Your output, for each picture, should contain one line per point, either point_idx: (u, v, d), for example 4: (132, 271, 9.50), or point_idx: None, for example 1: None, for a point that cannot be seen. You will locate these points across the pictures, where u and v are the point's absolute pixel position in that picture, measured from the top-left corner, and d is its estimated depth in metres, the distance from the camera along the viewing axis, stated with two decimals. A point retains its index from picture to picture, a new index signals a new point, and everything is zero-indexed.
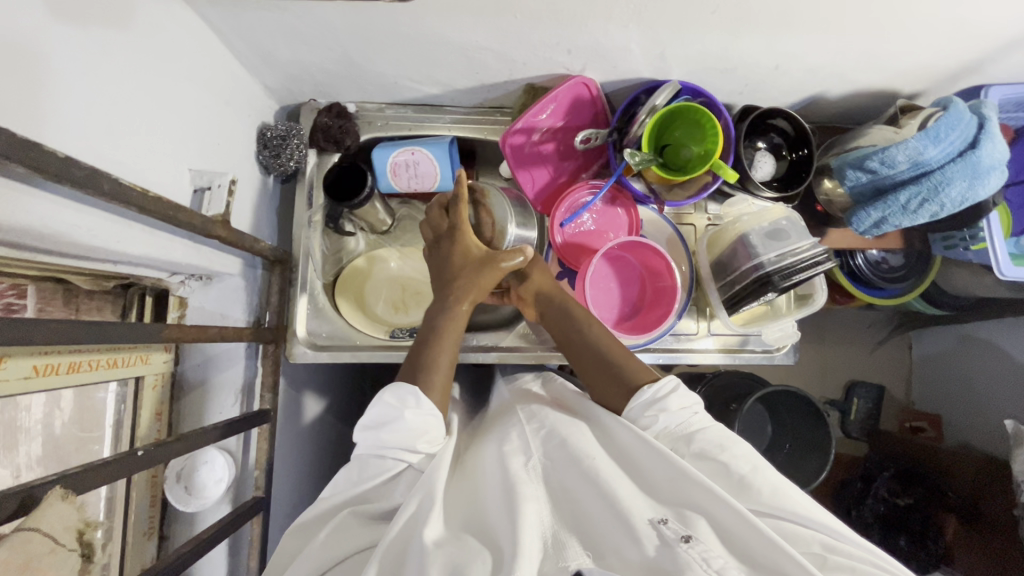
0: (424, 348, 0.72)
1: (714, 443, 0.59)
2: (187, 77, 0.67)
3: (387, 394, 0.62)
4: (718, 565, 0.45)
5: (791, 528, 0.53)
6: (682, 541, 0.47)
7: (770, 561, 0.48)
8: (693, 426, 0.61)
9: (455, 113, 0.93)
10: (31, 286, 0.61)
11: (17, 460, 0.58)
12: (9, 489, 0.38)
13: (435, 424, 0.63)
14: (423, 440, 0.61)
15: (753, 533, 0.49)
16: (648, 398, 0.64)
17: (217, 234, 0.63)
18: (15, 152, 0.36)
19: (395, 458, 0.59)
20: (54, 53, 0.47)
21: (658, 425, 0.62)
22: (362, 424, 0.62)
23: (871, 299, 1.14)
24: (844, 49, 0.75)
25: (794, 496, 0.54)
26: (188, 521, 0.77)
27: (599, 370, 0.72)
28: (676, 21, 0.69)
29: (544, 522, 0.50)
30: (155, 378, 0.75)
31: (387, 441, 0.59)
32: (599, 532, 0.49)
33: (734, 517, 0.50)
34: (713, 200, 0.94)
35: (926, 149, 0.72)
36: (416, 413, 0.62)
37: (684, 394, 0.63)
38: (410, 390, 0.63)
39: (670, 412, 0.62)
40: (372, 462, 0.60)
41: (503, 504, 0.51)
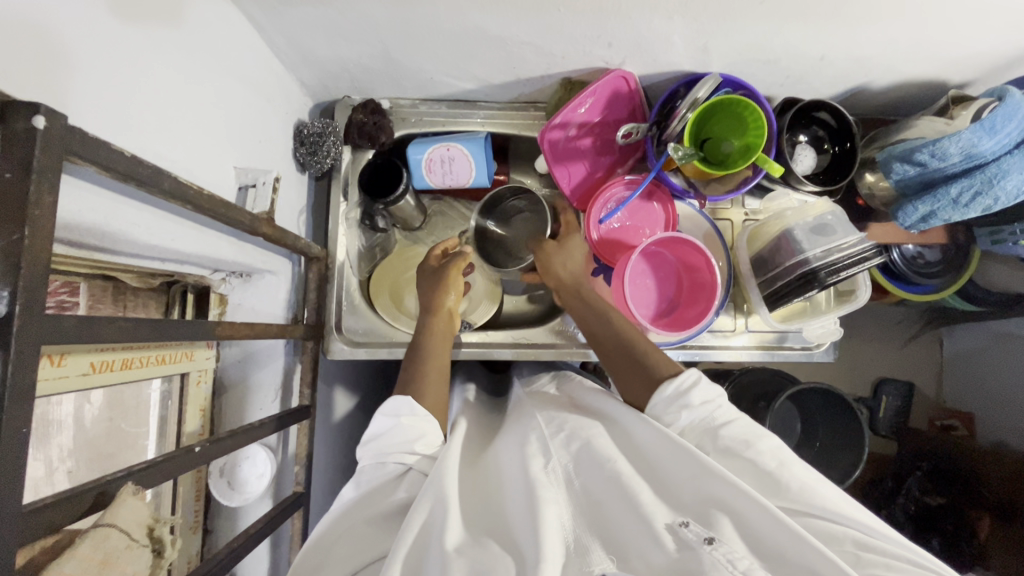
0: (412, 366, 0.73)
1: (734, 439, 0.57)
2: (231, 74, 0.67)
3: (383, 408, 0.64)
4: (746, 566, 0.43)
5: (823, 526, 0.50)
6: (705, 544, 0.45)
7: (798, 558, 0.45)
8: (718, 420, 0.59)
9: (488, 108, 0.93)
10: (82, 283, 0.62)
11: (49, 452, 0.57)
12: (86, 484, 0.38)
13: (432, 428, 0.63)
14: (422, 443, 0.61)
15: (783, 534, 0.46)
16: (670, 394, 0.62)
17: (263, 231, 0.63)
18: (91, 152, 0.37)
19: (397, 462, 0.59)
20: (113, 54, 0.47)
21: (680, 422, 0.61)
22: (363, 440, 0.62)
23: (906, 295, 1.12)
24: (895, 39, 0.73)
25: (823, 491, 0.52)
26: (232, 516, 0.78)
27: (623, 357, 0.71)
28: (723, 12, 0.68)
29: (565, 526, 0.48)
30: (199, 374, 0.76)
31: (384, 448, 0.59)
32: (620, 537, 0.47)
33: (760, 513, 0.47)
34: (751, 195, 0.93)
35: (981, 141, 0.70)
36: (411, 421, 0.62)
37: (706, 387, 0.61)
38: (405, 401, 0.65)
39: (692, 407, 0.60)
40: (373, 469, 0.59)
41: (524, 505, 0.49)
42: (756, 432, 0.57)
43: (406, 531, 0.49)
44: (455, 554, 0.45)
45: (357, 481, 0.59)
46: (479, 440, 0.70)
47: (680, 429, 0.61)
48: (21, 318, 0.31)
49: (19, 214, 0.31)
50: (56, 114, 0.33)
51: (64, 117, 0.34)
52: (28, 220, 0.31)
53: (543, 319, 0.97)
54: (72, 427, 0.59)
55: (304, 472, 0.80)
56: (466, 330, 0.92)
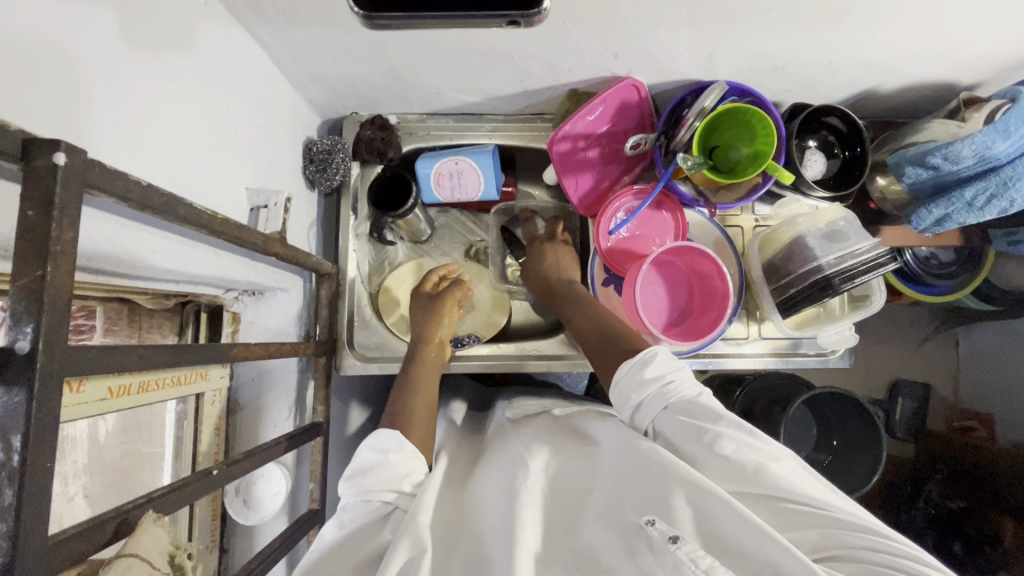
0: (401, 398, 0.72)
1: (687, 417, 0.55)
2: (241, 96, 0.68)
3: (369, 443, 0.62)
4: (708, 565, 0.44)
5: (783, 509, 0.50)
6: (671, 542, 0.45)
7: (757, 550, 0.44)
8: (675, 395, 0.58)
9: (495, 121, 0.93)
10: (98, 307, 0.63)
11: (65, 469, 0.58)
12: (106, 514, 0.38)
13: (419, 466, 0.62)
14: (410, 482, 0.59)
15: (742, 524, 0.46)
16: (632, 367, 0.61)
17: (275, 251, 0.64)
18: (109, 183, 0.37)
19: (383, 500, 0.56)
20: (127, 82, 0.48)
21: (640, 397, 0.59)
22: (345, 475, 0.59)
23: (920, 297, 1.10)
24: (904, 42, 0.72)
25: (785, 474, 0.50)
26: (248, 535, 0.78)
27: (603, 347, 0.71)
28: (730, 20, 0.68)
29: (536, 547, 0.49)
30: (214, 394, 0.77)
31: (370, 484, 0.57)
32: (593, 548, 0.48)
33: (717, 503, 0.47)
34: (761, 201, 0.93)
35: (995, 143, 0.69)
36: (399, 457, 0.60)
37: (663, 362, 0.60)
38: (390, 436, 0.62)
39: (649, 383, 0.59)
40: (358, 508, 0.56)
41: (503, 526, 0.50)
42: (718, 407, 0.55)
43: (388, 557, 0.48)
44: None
45: (340, 519, 0.56)
46: (463, 460, 0.69)
47: (639, 404, 0.60)
48: (44, 355, 0.31)
49: (42, 251, 0.31)
50: (76, 149, 0.33)
51: (83, 152, 0.34)
52: (50, 256, 0.31)
53: (553, 330, 0.97)
54: (87, 446, 0.60)
55: (319, 489, 0.80)
56: (475, 342, 0.92)
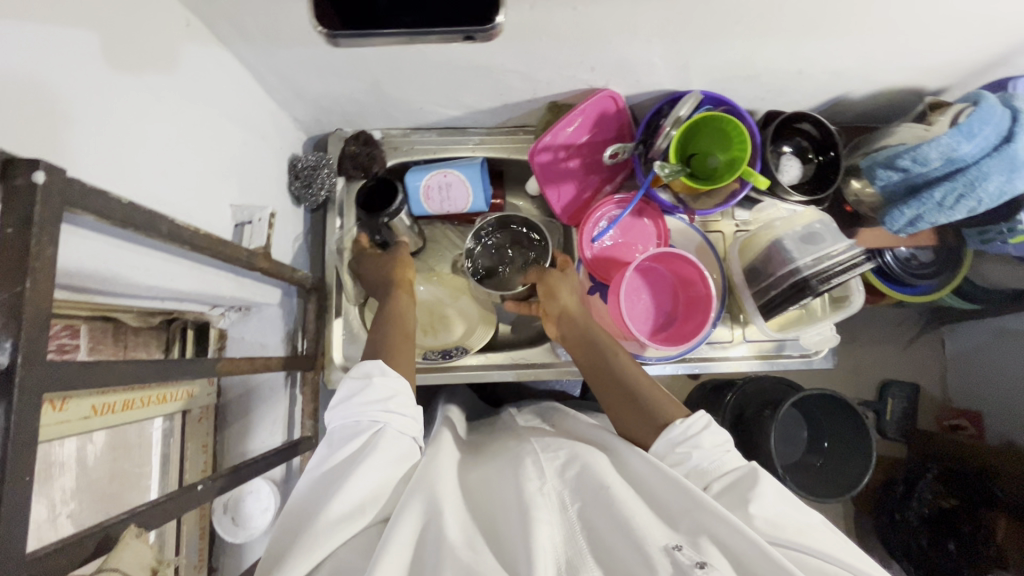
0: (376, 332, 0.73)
1: (735, 492, 0.56)
2: (225, 115, 0.69)
3: (353, 371, 0.63)
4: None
5: (816, 564, 0.50)
6: (697, 568, 0.45)
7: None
8: (727, 465, 0.59)
9: (478, 134, 0.95)
10: (83, 325, 0.63)
11: (53, 494, 0.58)
12: (87, 530, 0.38)
13: (404, 391, 0.63)
14: (396, 402, 0.61)
15: (771, 565, 0.46)
16: (676, 436, 0.61)
17: (260, 266, 0.65)
18: (90, 202, 0.38)
19: (372, 419, 0.59)
20: (110, 100, 0.49)
21: (688, 462, 0.59)
22: (331, 405, 0.62)
23: (902, 297, 1.12)
24: (869, 50, 0.75)
25: (826, 545, 0.51)
26: (236, 552, 0.78)
27: (624, 403, 0.69)
28: (701, 32, 0.70)
29: (559, 546, 0.48)
30: (201, 411, 0.76)
31: (360, 407, 0.60)
32: (614, 553, 0.47)
33: (745, 542, 0.47)
34: (740, 207, 0.95)
35: (960, 145, 0.71)
36: (383, 381, 0.62)
37: (716, 431, 0.61)
38: (373, 363, 0.63)
39: (703, 449, 0.60)
40: (347, 429, 0.59)
41: (516, 519, 0.50)
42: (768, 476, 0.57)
43: (393, 533, 0.49)
44: (448, 555, 0.46)
45: (329, 441, 0.59)
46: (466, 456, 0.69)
47: (686, 471, 0.60)
48: (23, 369, 0.32)
49: (20, 266, 0.32)
50: (55, 168, 0.34)
51: (63, 171, 0.35)
52: (29, 271, 0.32)
53: (541, 339, 0.97)
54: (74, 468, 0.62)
55: None
56: (463, 355, 0.92)
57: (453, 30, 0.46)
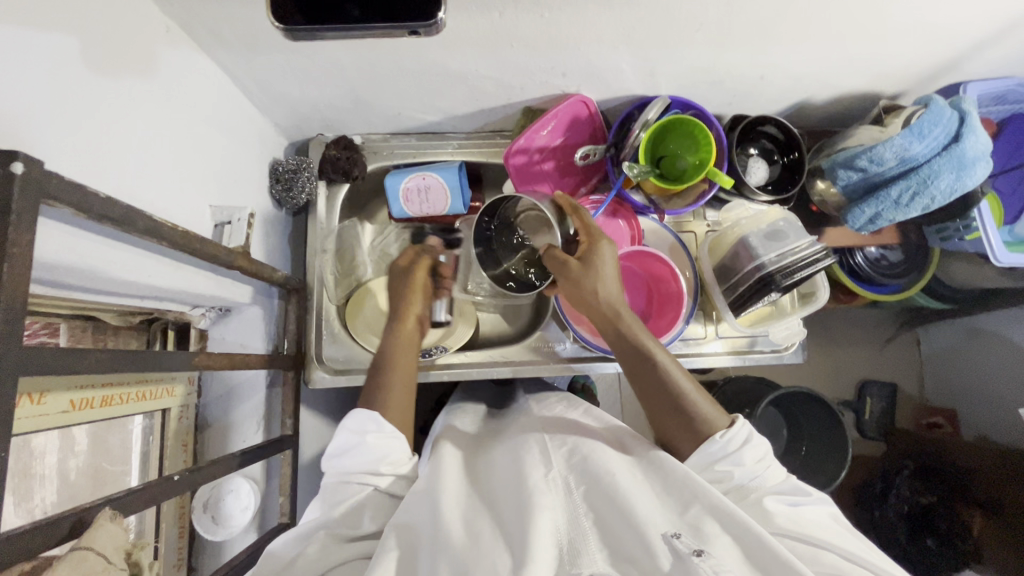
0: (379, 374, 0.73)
1: (762, 495, 0.59)
2: (205, 119, 0.71)
3: (349, 421, 0.64)
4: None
5: (830, 560, 0.52)
6: (694, 555, 0.45)
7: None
8: (767, 481, 0.60)
9: (456, 139, 0.98)
10: (62, 324, 0.64)
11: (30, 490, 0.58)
12: (62, 512, 0.39)
13: (400, 447, 0.64)
14: (387, 463, 0.62)
15: (771, 555, 0.47)
16: (717, 451, 0.60)
17: (240, 264, 0.66)
18: (68, 195, 0.40)
19: (361, 483, 0.61)
20: (90, 101, 0.50)
21: (730, 479, 0.60)
22: (328, 454, 0.64)
23: (875, 297, 1.15)
24: (824, 56, 0.79)
25: (844, 543, 0.55)
26: (216, 551, 0.78)
27: (667, 410, 0.64)
28: (664, 40, 0.73)
29: (561, 529, 0.49)
30: (181, 409, 0.77)
31: (352, 467, 0.61)
32: (616, 539, 0.48)
33: (747, 533, 0.48)
34: (710, 207, 0.98)
35: (912, 145, 0.75)
36: (377, 439, 0.63)
37: (756, 446, 0.61)
38: (370, 416, 0.64)
39: (744, 467, 0.60)
40: (338, 488, 0.61)
41: (517, 505, 0.51)
42: (799, 493, 0.59)
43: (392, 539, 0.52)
44: (443, 552, 0.48)
45: (325, 494, 0.61)
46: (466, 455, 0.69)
47: (727, 489, 0.60)
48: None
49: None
50: (33, 160, 0.36)
51: (41, 164, 0.36)
52: (6, 256, 0.34)
53: (521, 336, 0.98)
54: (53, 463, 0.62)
55: (289, 502, 0.80)
56: (443, 354, 0.92)
57: (401, 25, 0.49)
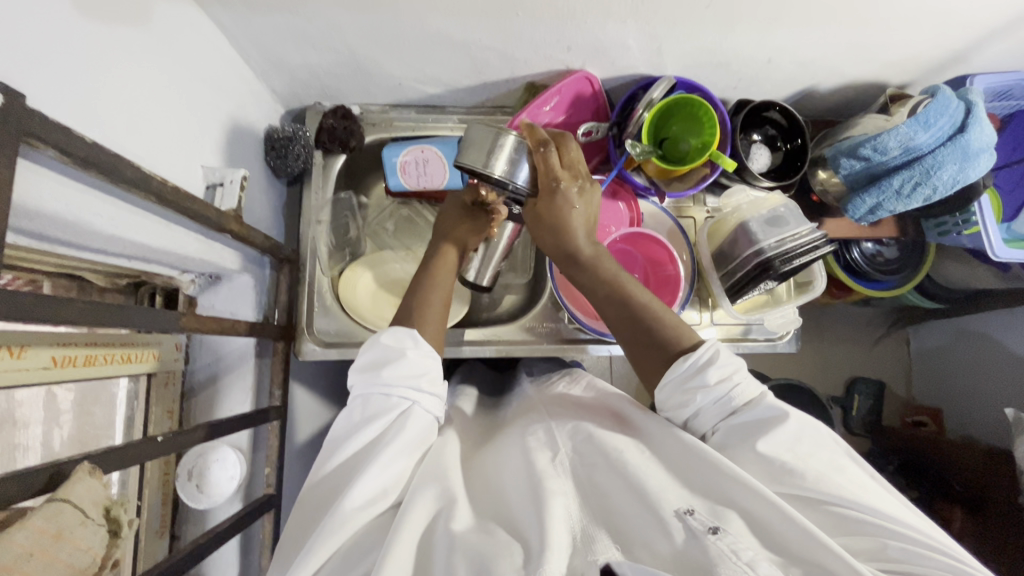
0: (412, 293, 0.73)
1: (742, 430, 0.56)
2: (198, 76, 0.68)
3: (385, 337, 0.63)
4: (750, 559, 0.42)
5: (840, 513, 0.50)
6: (710, 533, 0.44)
7: (806, 552, 0.45)
8: (738, 398, 0.58)
9: (457, 113, 0.96)
10: (47, 282, 0.62)
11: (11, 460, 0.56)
12: (38, 465, 0.38)
13: (435, 365, 0.63)
14: (427, 380, 0.61)
15: (791, 526, 0.46)
16: (687, 370, 0.59)
17: (230, 227, 0.64)
18: (52, 136, 0.38)
19: (401, 396, 0.58)
20: (79, 45, 0.48)
21: (696, 403, 0.59)
22: (359, 366, 0.62)
23: (870, 293, 1.14)
24: (833, 41, 0.77)
25: (838, 479, 0.51)
26: (200, 519, 0.77)
27: (635, 336, 0.66)
28: (673, 16, 0.72)
29: (573, 512, 0.48)
30: (167, 375, 0.76)
31: (391, 378, 0.59)
32: (633, 531, 0.46)
33: (760, 502, 0.48)
34: (711, 193, 0.97)
35: (917, 134, 0.75)
36: (416, 354, 0.62)
37: (722, 364, 0.59)
38: (409, 333, 0.63)
39: (709, 387, 0.58)
40: (373, 400, 0.58)
41: (524, 497, 0.50)
42: (770, 416, 0.56)
43: (406, 516, 0.49)
44: (459, 548, 0.45)
45: (358, 412, 0.58)
46: (470, 447, 0.67)
47: (696, 410, 0.59)
48: None
49: None
50: (13, 93, 0.34)
51: (22, 100, 0.35)
52: None
53: (514, 318, 0.98)
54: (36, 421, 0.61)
55: (275, 474, 0.79)
56: None
57: None
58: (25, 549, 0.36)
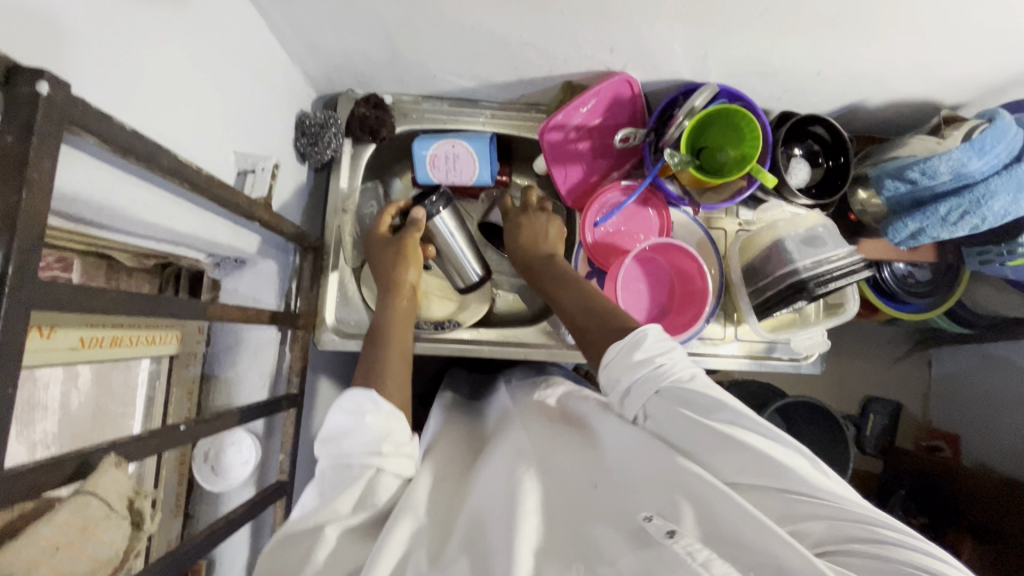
0: (371, 358, 0.70)
1: (669, 403, 0.56)
2: (235, 59, 0.67)
3: (343, 402, 0.60)
4: (704, 558, 0.42)
5: (791, 503, 0.49)
6: (668, 537, 0.44)
7: (754, 538, 0.43)
8: (665, 374, 0.58)
9: (491, 108, 0.94)
10: (76, 259, 0.62)
11: (32, 437, 0.56)
12: (66, 453, 0.37)
13: (399, 424, 0.60)
14: (390, 443, 0.57)
15: (740, 516, 0.45)
16: (619, 351, 0.61)
17: (260, 216, 0.63)
18: (94, 123, 0.37)
19: (363, 464, 0.55)
20: (117, 26, 0.47)
21: (624, 383, 0.60)
22: (321, 437, 0.59)
23: (897, 314, 1.11)
24: (890, 57, 0.74)
25: (786, 464, 0.50)
26: (214, 501, 0.78)
27: (594, 323, 0.69)
28: (724, 22, 0.69)
29: (538, 536, 0.49)
30: (187, 357, 0.76)
31: (352, 449, 0.56)
32: (599, 548, 0.46)
33: (710, 490, 0.47)
34: (745, 206, 0.95)
35: (970, 161, 0.72)
36: (376, 418, 0.58)
37: (651, 345, 0.60)
38: (366, 396, 0.60)
39: (635, 368, 0.59)
40: (338, 471, 0.56)
41: (498, 527, 0.49)
42: (702, 395, 0.56)
43: (377, 560, 0.47)
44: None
45: (320, 487, 0.56)
46: (457, 467, 0.64)
47: (625, 391, 0.60)
48: (13, 281, 0.32)
49: (18, 176, 0.31)
50: (60, 80, 0.33)
51: (68, 87, 0.34)
52: (26, 182, 0.32)
53: (536, 319, 0.97)
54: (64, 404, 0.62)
55: (289, 461, 0.79)
56: (456, 328, 0.91)
57: None
58: (51, 542, 0.37)
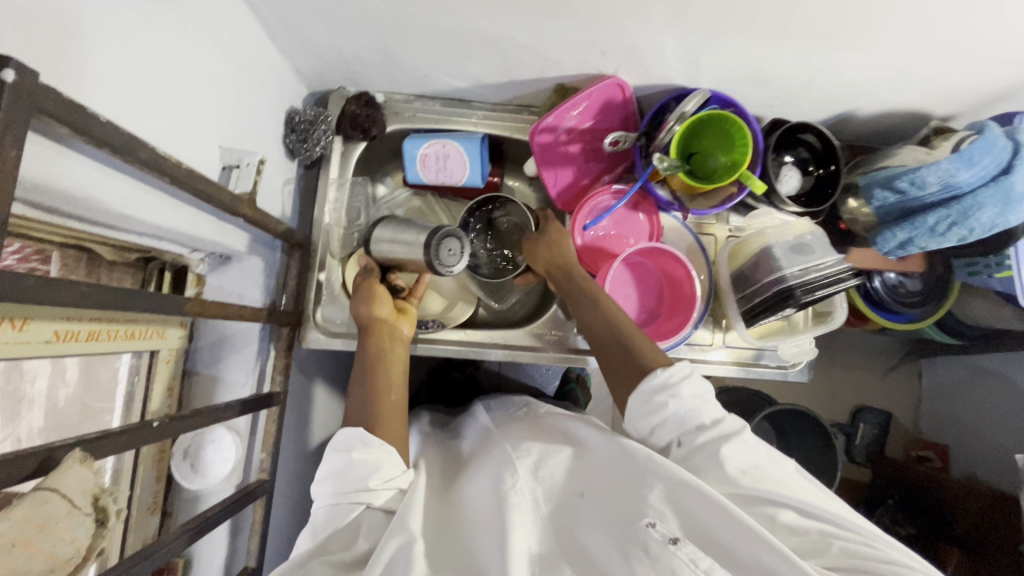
0: (364, 386, 0.70)
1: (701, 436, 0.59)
2: (222, 53, 0.67)
3: (335, 443, 0.62)
4: (707, 567, 0.46)
5: (789, 518, 0.53)
6: (671, 544, 0.48)
7: (758, 561, 0.47)
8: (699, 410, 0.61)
9: (482, 109, 0.93)
10: (55, 252, 0.61)
11: (18, 430, 0.57)
12: (34, 446, 0.38)
13: (390, 458, 0.62)
14: (378, 478, 0.59)
15: (740, 530, 0.49)
16: (658, 384, 0.62)
17: (244, 212, 0.63)
18: (65, 113, 0.36)
19: (351, 501, 0.58)
20: (98, 18, 0.46)
21: (666, 411, 0.61)
22: (318, 479, 0.62)
23: (887, 324, 1.11)
24: (880, 67, 0.74)
25: (787, 489, 0.55)
26: (193, 499, 0.77)
27: (611, 344, 0.70)
28: (716, 29, 0.69)
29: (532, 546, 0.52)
30: (169, 353, 0.76)
31: (343, 489, 0.59)
32: (590, 552, 0.50)
33: (709, 502, 0.51)
34: (736, 212, 0.94)
35: (959, 172, 0.72)
36: (363, 454, 0.60)
37: (697, 382, 0.62)
38: (357, 435, 0.62)
39: (681, 398, 0.60)
40: (330, 514, 0.58)
41: (493, 539, 0.51)
42: (732, 428, 0.59)
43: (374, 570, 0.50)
44: None
45: (313, 532, 0.58)
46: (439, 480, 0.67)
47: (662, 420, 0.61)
48: None
49: None
50: (27, 69, 0.33)
51: (37, 76, 0.34)
52: None
53: (524, 320, 0.96)
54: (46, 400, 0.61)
55: (270, 460, 0.78)
56: (439, 327, 0.91)
57: None
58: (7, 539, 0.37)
